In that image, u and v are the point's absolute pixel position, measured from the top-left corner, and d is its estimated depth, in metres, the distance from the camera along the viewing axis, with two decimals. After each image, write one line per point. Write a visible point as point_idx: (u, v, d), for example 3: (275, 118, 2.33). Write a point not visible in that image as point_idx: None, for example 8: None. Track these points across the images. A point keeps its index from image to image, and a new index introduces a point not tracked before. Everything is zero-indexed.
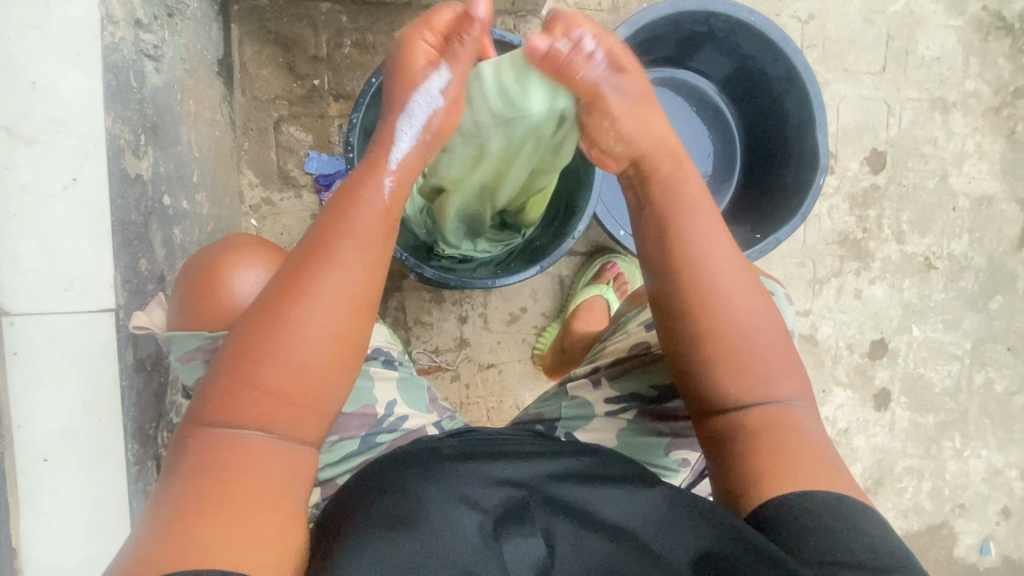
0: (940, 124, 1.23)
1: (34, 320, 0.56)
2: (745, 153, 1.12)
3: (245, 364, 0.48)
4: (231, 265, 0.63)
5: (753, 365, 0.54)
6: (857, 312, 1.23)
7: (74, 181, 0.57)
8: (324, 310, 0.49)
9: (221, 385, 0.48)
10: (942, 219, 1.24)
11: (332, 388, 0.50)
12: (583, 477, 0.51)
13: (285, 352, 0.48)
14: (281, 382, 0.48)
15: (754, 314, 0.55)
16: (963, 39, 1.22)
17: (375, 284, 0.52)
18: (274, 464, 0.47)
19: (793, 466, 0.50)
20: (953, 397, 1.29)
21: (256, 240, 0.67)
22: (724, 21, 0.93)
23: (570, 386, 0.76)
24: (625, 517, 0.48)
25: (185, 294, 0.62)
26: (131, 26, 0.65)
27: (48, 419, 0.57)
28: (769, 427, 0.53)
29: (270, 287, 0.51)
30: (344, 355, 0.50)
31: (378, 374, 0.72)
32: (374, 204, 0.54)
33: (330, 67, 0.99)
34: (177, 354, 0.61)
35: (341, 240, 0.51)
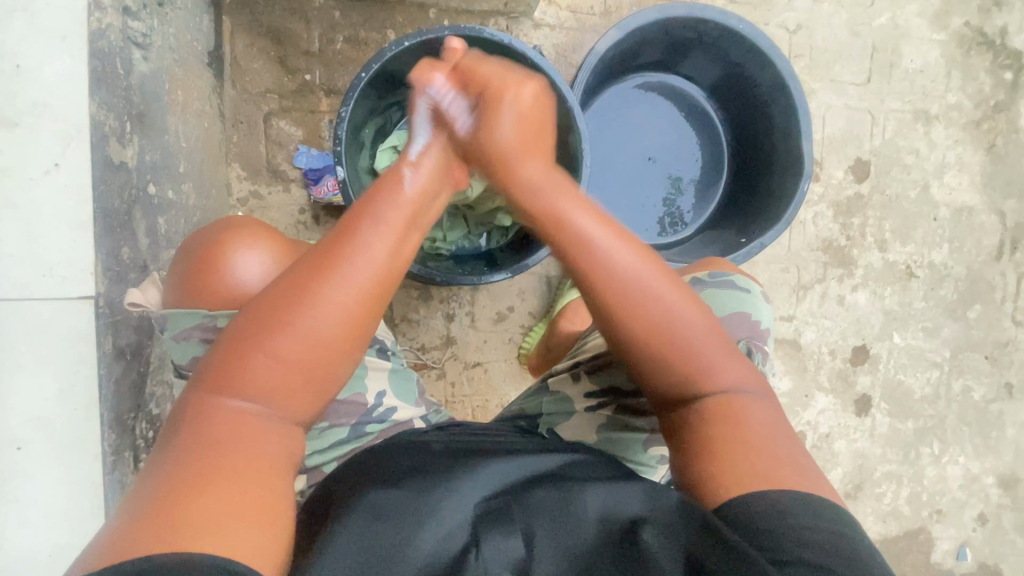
0: (922, 134, 1.25)
1: (8, 308, 0.55)
2: (733, 157, 1.13)
3: (259, 336, 0.48)
4: (233, 244, 0.63)
5: (690, 361, 0.55)
6: (839, 318, 1.25)
7: (57, 166, 0.57)
8: (346, 290, 0.50)
9: (230, 356, 0.48)
10: (923, 229, 1.27)
11: (340, 366, 0.51)
12: (564, 476, 0.52)
13: (300, 327, 0.48)
14: (295, 357, 0.48)
15: (683, 308, 0.55)
16: (946, 53, 1.25)
17: (396, 269, 0.53)
18: (273, 438, 0.48)
19: (739, 463, 0.51)
20: (931, 404, 1.31)
21: (255, 222, 0.67)
22: (713, 28, 0.95)
23: (552, 382, 0.78)
24: (604, 510, 0.48)
25: (183, 273, 0.63)
26: (120, 14, 0.64)
27: (25, 406, 0.57)
28: (716, 418, 0.54)
29: (293, 267, 0.51)
30: (356, 335, 0.51)
31: (372, 363, 0.72)
32: (397, 197, 0.57)
33: (322, 62, 1.00)
34: (172, 332, 0.61)
35: (364, 227, 0.53)
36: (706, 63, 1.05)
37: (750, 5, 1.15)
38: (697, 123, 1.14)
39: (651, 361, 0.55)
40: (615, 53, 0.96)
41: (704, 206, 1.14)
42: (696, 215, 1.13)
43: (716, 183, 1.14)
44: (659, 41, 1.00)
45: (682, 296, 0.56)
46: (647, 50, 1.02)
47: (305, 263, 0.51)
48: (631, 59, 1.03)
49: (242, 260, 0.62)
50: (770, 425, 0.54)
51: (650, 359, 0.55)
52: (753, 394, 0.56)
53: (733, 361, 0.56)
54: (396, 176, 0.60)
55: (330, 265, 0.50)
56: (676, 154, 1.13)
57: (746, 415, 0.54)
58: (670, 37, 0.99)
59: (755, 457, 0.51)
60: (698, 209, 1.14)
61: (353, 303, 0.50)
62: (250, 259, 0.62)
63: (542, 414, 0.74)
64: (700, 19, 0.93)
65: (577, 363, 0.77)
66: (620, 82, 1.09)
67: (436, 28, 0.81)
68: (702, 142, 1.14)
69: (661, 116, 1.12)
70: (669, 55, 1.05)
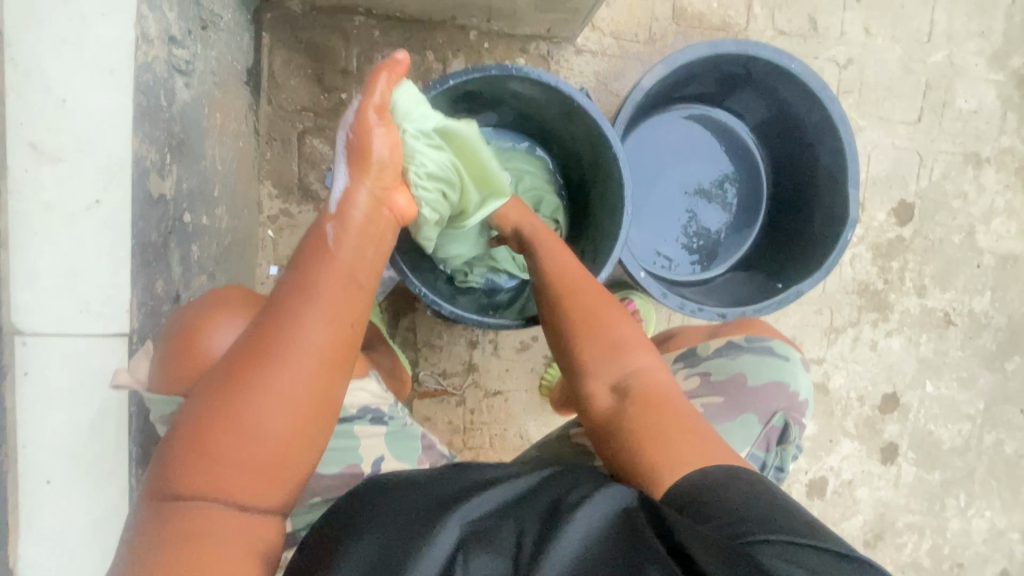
0: (971, 178, 1.20)
1: (44, 341, 0.56)
2: (772, 194, 1.09)
3: (209, 434, 0.46)
4: (212, 323, 0.62)
5: (605, 347, 0.65)
6: (871, 364, 1.21)
7: (98, 202, 0.56)
8: (286, 381, 0.47)
9: (183, 454, 0.47)
10: (965, 275, 1.22)
11: (302, 452, 0.48)
12: (548, 502, 0.49)
13: (242, 425, 0.46)
14: (243, 451, 0.46)
15: (612, 317, 0.67)
16: (1003, 94, 1.19)
17: (343, 347, 0.49)
18: (239, 536, 0.47)
19: (662, 448, 0.56)
20: (961, 456, 1.27)
21: (242, 295, 0.67)
22: (764, 65, 0.91)
23: (573, 431, 0.78)
24: (588, 520, 0.46)
25: (165, 352, 0.60)
26: (166, 44, 0.62)
27: (52, 442, 0.57)
28: (636, 404, 0.60)
29: (234, 353, 0.49)
30: (308, 422, 0.48)
31: (364, 433, 0.69)
32: (332, 262, 0.50)
33: (359, 81, 0.98)
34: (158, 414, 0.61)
35: (298, 306, 0.48)
36: (754, 100, 1.01)
37: (800, 37, 1.11)
38: (737, 158, 1.10)
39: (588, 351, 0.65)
40: (659, 87, 0.93)
41: (739, 242, 1.10)
42: (731, 250, 1.10)
43: (753, 220, 1.10)
44: (707, 75, 0.96)
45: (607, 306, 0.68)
46: (692, 83, 0.99)
47: (243, 353, 0.48)
48: (675, 91, 1.00)
49: (220, 335, 0.61)
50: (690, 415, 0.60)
51: (591, 346, 0.65)
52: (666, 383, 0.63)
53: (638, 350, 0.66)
54: (320, 238, 0.51)
55: (264, 357, 0.47)
56: (713, 188, 1.10)
57: (665, 407, 0.60)
58: (717, 71, 0.95)
59: (680, 440, 0.56)
60: (732, 244, 1.10)
61: (297, 394, 0.47)
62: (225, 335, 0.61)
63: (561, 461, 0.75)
64: (750, 55, 0.89)
65: None
66: (662, 112, 1.05)
67: (482, 66, 0.73)
68: (739, 176, 1.11)
69: (700, 148, 1.09)
70: (715, 89, 1.02)
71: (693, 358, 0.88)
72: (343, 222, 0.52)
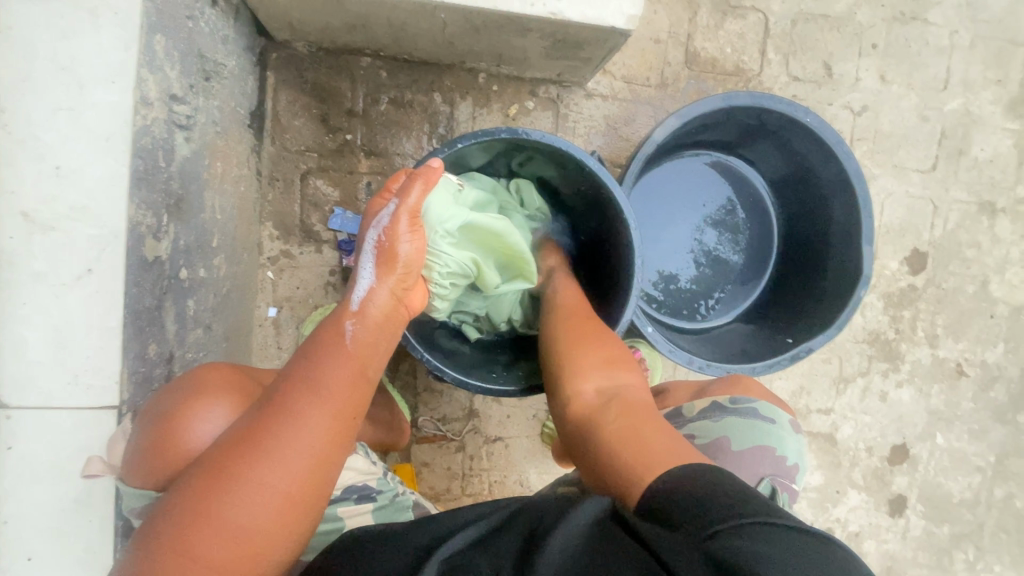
0: (986, 228, 1.18)
1: (30, 415, 0.54)
2: (783, 244, 1.07)
3: (187, 534, 0.44)
4: (189, 415, 0.56)
5: (598, 361, 0.68)
6: (880, 415, 1.18)
7: (90, 272, 0.54)
8: (280, 472, 0.46)
9: (153, 560, 0.43)
10: (978, 326, 1.20)
11: (285, 547, 0.47)
12: (522, 528, 0.48)
13: (228, 518, 0.44)
14: (224, 551, 0.44)
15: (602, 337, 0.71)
16: (1020, 143, 1.17)
17: (340, 441, 0.50)
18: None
19: (644, 447, 0.57)
20: (971, 509, 1.24)
21: (224, 376, 0.61)
22: (778, 118, 0.89)
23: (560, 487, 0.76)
24: (563, 539, 0.44)
25: (138, 449, 0.54)
26: (166, 103, 0.61)
27: (35, 518, 0.55)
28: (621, 412, 0.62)
29: (226, 441, 0.48)
30: (293, 519, 0.47)
31: (348, 513, 0.64)
32: (342, 354, 0.52)
33: (364, 123, 0.96)
34: (128, 507, 0.56)
35: (300, 396, 0.49)
36: (767, 150, 0.99)
37: (814, 83, 1.09)
38: (748, 206, 1.08)
39: (585, 359, 0.69)
40: (671, 137, 0.91)
41: (748, 291, 1.08)
42: (739, 298, 1.08)
43: (762, 269, 1.08)
44: (720, 125, 0.94)
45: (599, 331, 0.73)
46: (705, 132, 0.97)
47: (238, 442, 0.47)
48: (687, 139, 0.98)
49: (204, 426, 0.56)
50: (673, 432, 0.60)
51: (587, 353, 0.69)
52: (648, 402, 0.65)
53: (625, 371, 0.68)
54: (336, 332, 0.53)
55: (264, 446, 0.47)
56: (722, 236, 1.07)
57: (649, 419, 0.62)
58: (730, 122, 0.93)
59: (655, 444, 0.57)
60: (741, 293, 1.08)
61: (290, 487, 0.46)
62: (211, 428, 0.56)
63: None
64: (764, 108, 0.88)
65: None
66: (672, 159, 1.03)
67: (492, 129, 0.72)
68: (750, 224, 1.09)
69: (710, 195, 1.07)
70: (728, 137, 1.00)
71: (678, 419, 0.80)
72: (363, 318, 0.54)
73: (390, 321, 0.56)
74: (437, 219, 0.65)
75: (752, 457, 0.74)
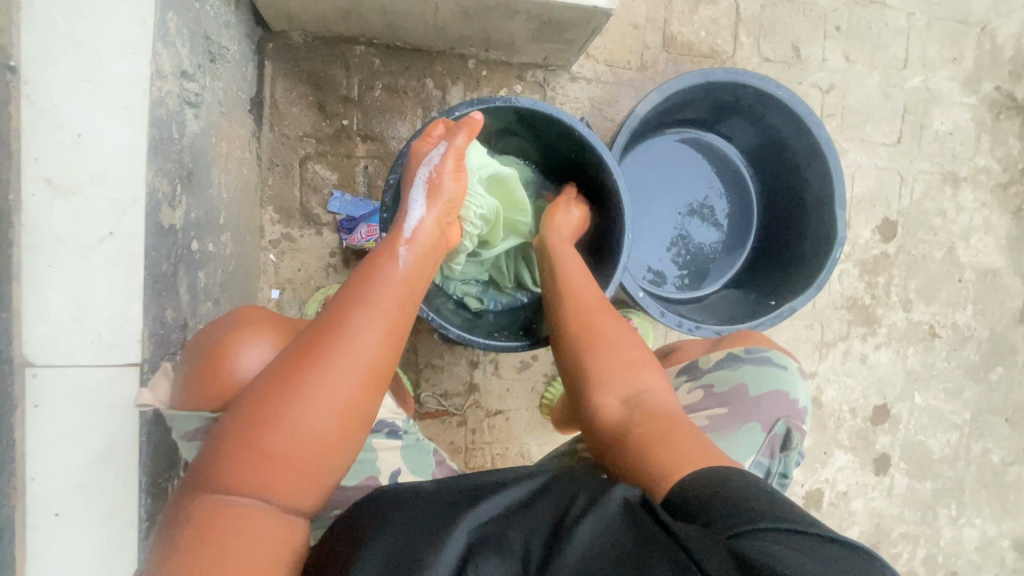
0: (950, 197, 1.25)
1: (54, 373, 0.56)
2: (762, 215, 1.13)
3: (256, 433, 0.48)
4: (237, 341, 0.62)
5: (616, 362, 0.68)
6: (861, 377, 1.24)
7: (112, 235, 0.57)
8: (337, 380, 0.49)
9: (228, 454, 0.48)
10: (948, 290, 1.26)
11: (338, 456, 0.50)
12: (554, 506, 0.49)
13: (293, 418, 0.48)
14: (289, 449, 0.48)
15: (620, 333, 0.71)
16: (976, 117, 1.25)
17: (392, 354, 0.53)
18: (267, 544, 0.46)
19: (673, 451, 0.57)
20: (951, 465, 1.30)
21: (265, 314, 0.67)
22: (752, 92, 0.95)
23: (581, 445, 0.78)
24: (594, 529, 0.46)
25: (191, 373, 0.61)
26: (178, 78, 0.64)
27: (61, 474, 0.57)
28: (646, 417, 0.62)
29: (284, 354, 0.51)
30: (350, 427, 0.50)
31: (381, 446, 0.68)
32: (393, 276, 0.57)
33: (360, 109, 1.00)
34: (179, 432, 0.59)
35: (354, 311, 0.53)
36: (743, 125, 1.05)
37: (784, 64, 1.16)
38: (727, 180, 1.14)
39: (601, 366, 0.68)
40: (654, 113, 0.96)
41: (732, 262, 1.13)
42: (724, 269, 1.13)
43: (744, 240, 1.14)
44: (698, 102, 1.00)
45: (617, 326, 0.72)
46: (684, 110, 1.02)
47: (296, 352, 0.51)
48: (667, 117, 1.03)
49: (248, 355, 0.61)
50: (691, 427, 0.62)
51: (607, 352, 0.69)
52: (669, 401, 0.66)
53: (647, 370, 0.68)
54: (388, 254, 0.59)
55: (322, 355, 0.50)
56: (704, 209, 1.13)
57: (669, 418, 0.62)
58: (707, 98, 0.99)
59: (680, 445, 0.57)
60: (725, 263, 1.13)
61: (346, 395, 0.50)
62: (255, 354, 0.62)
63: None
64: (739, 84, 0.93)
65: None
66: (655, 138, 1.09)
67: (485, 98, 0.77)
68: (731, 199, 1.14)
69: (692, 171, 1.13)
70: (706, 115, 1.05)
71: (695, 370, 0.85)
72: (414, 242, 0.61)
73: (433, 249, 0.64)
74: (476, 162, 0.79)
75: (768, 400, 0.79)
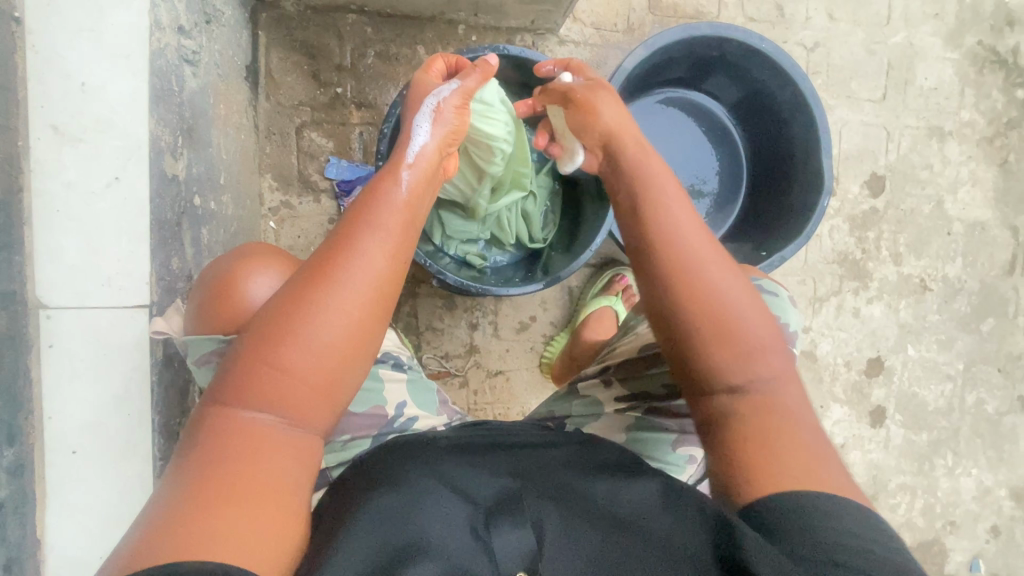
0: (936, 150, 1.27)
1: (67, 315, 0.58)
2: (752, 171, 1.15)
3: (270, 347, 0.49)
4: (246, 271, 0.66)
5: (742, 338, 0.52)
6: (855, 330, 1.26)
7: (117, 180, 0.59)
8: (346, 297, 0.51)
9: (243, 370, 0.49)
10: (937, 243, 1.29)
11: (349, 374, 0.52)
12: (577, 474, 0.55)
13: (306, 333, 0.50)
14: (303, 363, 0.49)
15: (744, 303, 0.53)
16: (960, 71, 1.27)
17: (397, 276, 0.55)
18: (284, 453, 0.49)
19: (774, 460, 0.47)
20: (945, 416, 1.32)
21: (264, 248, 0.70)
22: (737, 46, 0.97)
23: (581, 386, 0.81)
24: (616, 503, 0.52)
25: (202, 299, 0.64)
26: (176, 33, 0.66)
27: (78, 412, 0.59)
28: (752, 408, 0.50)
29: (296, 276, 0.53)
30: (360, 344, 0.52)
31: (388, 376, 0.75)
32: (396, 201, 0.59)
33: (353, 76, 1.02)
34: (194, 358, 0.62)
35: (361, 234, 0.54)
36: (729, 81, 1.07)
37: (769, 23, 1.18)
38: (716, 139, 1.17)
39: (714, 356, 0.52)
40: (641, 70, 0.98)
41: (723, 219, 1.16)
42: (716, 226, 1.15)
43: (734, 196, 1.16)
44: (683, 59, 1.02)
45: (746, 293, 0.54)
46: (671, 68, 1.04)
47: (307, 273, 0.53)
48: (654, 76, 1.06)
49: (257, 283, 0.65)
50: (809, 431, 0.49)
51: (720, 325, 0.52)
52: (795, 397, 0.51)
53: (773, 353, 0.52)
54: (389, 179, 0.61)
55: (332, 273, 0.52)
56: (695, 168, 1.16)
57: (785, 415, 0.50)
58: (693, 55, 1.01)
59: (779, 445, 0.48)
60: (717, 220, 1.16)
61: (356, 312, 0.51)
62: (263, 281, 0.65)
63: (570, 416, 0.78)
64: (723, 37, 0.95)
65: (606, 368, 0.78)
66: (644, 98, 1.11)
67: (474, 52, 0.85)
68: (720, 157, 1.17)
69: (681, 131, 1.15)
70: (692, 73, 1.08)
71: None
72: (416, 164, 0.63)
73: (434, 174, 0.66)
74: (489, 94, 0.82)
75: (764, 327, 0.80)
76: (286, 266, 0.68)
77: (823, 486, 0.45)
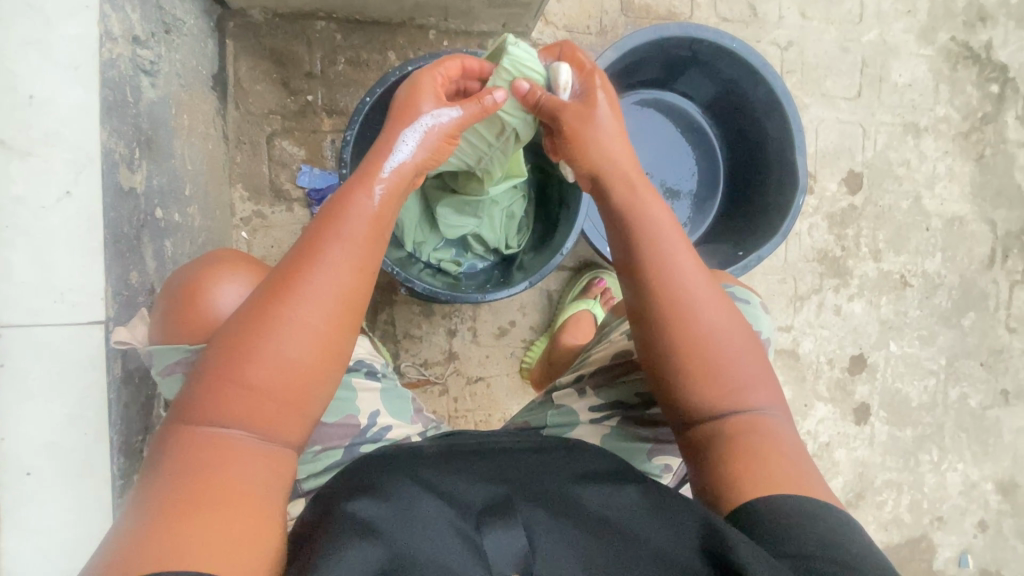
0: (912, 147, 1.28)
1: (21, 334, 0.56)
2: (729, 171, 1.15)
3: (234, 361, 0.48)
4: (213, 279, 0.65)
5: (724, 366, 0.56)
6: (837, 328, 1.26)
7: (69, 195, 0.58)
8: (312, 307, 0.50)
9: (208, 385, 0.48)
10: (917, 239, 1.29)
11: (318, 387, 0.51)
12: (566, 478, 0.53)
13: (272, 346, 0.49)
14: (269, 377, 0.48)
15: (726, 325, 0.57)
16: (934, 67, 1.28)
17: (365, 286, 0.54)
18: (256, 466, 0.48)
19: (759, 474, 0.51)
20: (929, 411, 1.32)
21: (234, 255, 0.69)
22: (707, 46, 0.97)
23: (556, 395, 0.76)
24: (605, 508, 0.50)
25: (166, 309, 0.63)
26: (130, 43, 0.65)
27: (33, 433, 0.57)
28: (734, 428, 0.55)
29: (261, 288, 0.52)
30: (329, 355, 0.51)
31: (361, 385, 0.73)
32: (365, 207, 0.56)
33: (324, 84, 1.01)
34: (159, 367, 0.62)
35: (327, 242, 0.53)
36: (702, 80, 1.07)
37: (742, 23, 1.18)
38: (692, 138, 1.16)
39: (698, 386, 0.56)
40: (613, 71, 0.98)
41: (702, 219, 1.16)
42: (694, 226, 1.15)
43: (712, 195, 1.16)
44: (655, 60, 1.02)
45: (727, 314, 0.58)
46: (643, 69, 1.04)
47: (270, 286, 0.51)
48: (627, 77, 1.05)
49: (224, 295, 0.64)
50: (783, 437, 0.55)
51: (706, 353, 0.56)
52: (773, 412, 0.56)
53: (757, 378, 0.57)
54: (359, 185, 0.57)
55: (297, 285, 0.50)
56: (672, 168, 1.15)
57: (763, 430, 0.54)
58: (664, 55, 1.01)
59: (764, 462, 0.52)
60: (696, 220, 1.16)
61: (322, 323, 0.50)
62: (231, 291, 0.64)
63: (546, 425, 0.73)
64: (693, 38, 0.95)
65: (580, 377, 0.75)
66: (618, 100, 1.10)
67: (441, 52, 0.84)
68: (697, 156, 1.17)
69: (656, 131, 1.15)
70: (665, 73, 1.08)
71: None
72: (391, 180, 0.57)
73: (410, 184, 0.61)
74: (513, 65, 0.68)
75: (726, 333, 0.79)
76: (254, 274, 0.67)
77: (804, 493, 0.49)
